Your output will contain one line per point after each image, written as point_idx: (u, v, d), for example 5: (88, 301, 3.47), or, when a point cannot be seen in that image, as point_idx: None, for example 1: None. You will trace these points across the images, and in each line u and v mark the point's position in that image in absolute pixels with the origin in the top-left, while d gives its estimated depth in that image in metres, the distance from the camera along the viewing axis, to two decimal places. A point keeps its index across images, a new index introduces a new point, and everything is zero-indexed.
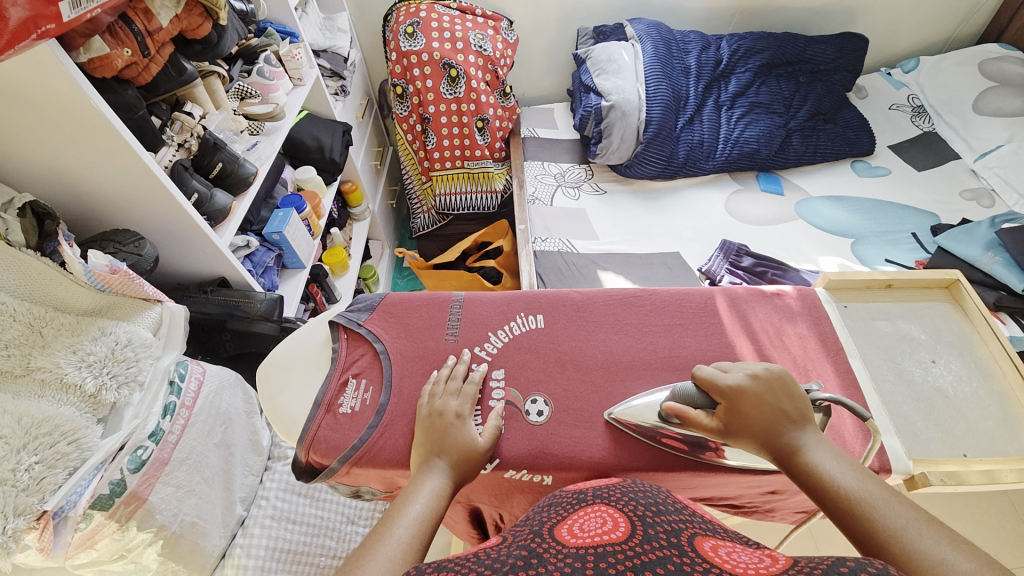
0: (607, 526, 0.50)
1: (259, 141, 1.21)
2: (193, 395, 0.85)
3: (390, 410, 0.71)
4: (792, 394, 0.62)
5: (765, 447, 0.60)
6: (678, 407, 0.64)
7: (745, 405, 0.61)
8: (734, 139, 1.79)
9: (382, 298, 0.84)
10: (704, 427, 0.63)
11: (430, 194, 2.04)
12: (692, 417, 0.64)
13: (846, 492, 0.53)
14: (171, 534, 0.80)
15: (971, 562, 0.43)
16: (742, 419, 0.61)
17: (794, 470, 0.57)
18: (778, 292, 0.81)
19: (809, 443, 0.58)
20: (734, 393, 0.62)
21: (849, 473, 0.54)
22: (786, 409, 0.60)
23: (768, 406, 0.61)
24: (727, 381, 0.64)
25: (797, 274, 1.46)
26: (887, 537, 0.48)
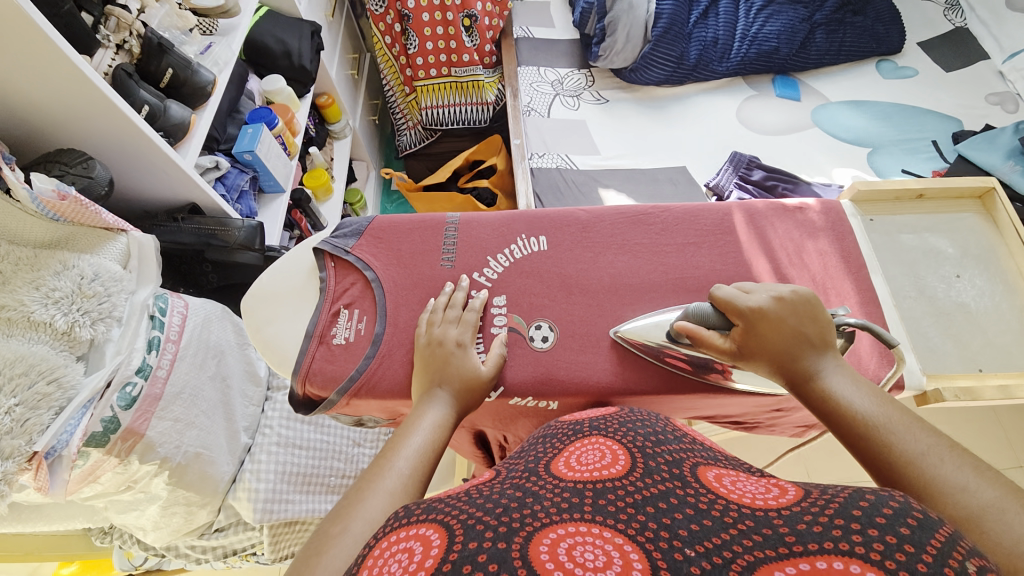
0: (606, 459, 0.48)
1: (213, 43, 1.04)
2: (177, 329, 0.81)
3: (386, 340, 0.67)
4: (816, 317, 0.58)
5: (780, 370, 0.57)
6: (690, 329, 0.61)
7: (764, 327, 0.58)
8: (752, 36, 1.60)
9: (371, 222, 0.77)
10: (717, 348, 0.60)
11: (415, 107, 1.88)
12: (706, 339, 0.61)
13: (863, 417, 0.50)
14: (176, 465, 0.79)
15: (994, 490, 0.41)
16: (758, 341, 0.58)
17: (807, 394, 0.55)
18: (800, 207, 0.75)
19: (827, 368, 0.55)
20: (754, 314, 0.58)
21: (868, 399, 0.51)
22: (807, 333, 0.57)
23: (788, 329, 0.57)
24: (747, 302, 0.60)
25: (809, 188, 1.38)
26: (904, 462, 0.46)
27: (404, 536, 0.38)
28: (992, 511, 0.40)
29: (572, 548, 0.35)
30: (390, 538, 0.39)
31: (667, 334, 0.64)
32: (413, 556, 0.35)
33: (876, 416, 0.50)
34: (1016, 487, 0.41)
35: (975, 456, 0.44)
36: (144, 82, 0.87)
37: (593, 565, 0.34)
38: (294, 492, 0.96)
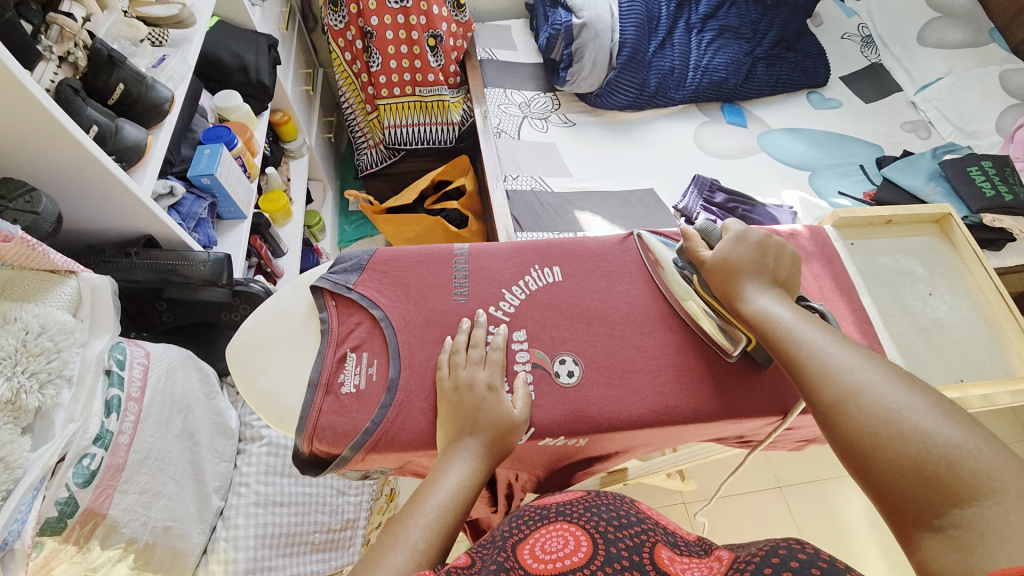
0: (568, 548, 0.55)
1: (167, 55, 0.93)
2: (139, 385, 0.70)
3: (403, 386, 0.62)
4: (783, 262, 0.66)
5: (729, 280, 0.64)
6: (687, 234, 0.69)
7: (741, 245, 0.65)
8: (704, 67, 1.72)
9: (372, 255, 0.71)
10: (695, 254, 0.68)
11: (377, 126, 1.81)
12: (693, 247, 0.68)
13: (785, 326, 0.58)
14: (143, 545, 0.69)
15: (874, 372, 0.52)
16: (730, 253, 0.65)
17: (740, 309, 0.62)
18: (791, 233, 0.80)
19: (770, 291, 0.63)
20: (739, 233, 0.66)
21: (792, 312, 0.60)
22: (771, 266, 0.65)
23: (756, 258, 0.65)
24: (743, 228, 0.67)
25: (765, 209, 1.48)
26: (808, 356, 0.55)
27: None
28: (870, 389, 0.50)
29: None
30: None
31: (675, 258, 0.72)
32: None
33: (795, 323, 0.58)
34: (895, 369, 0.51)
35: (863, 349, 0.55)
36: (92, 99, 0.76)
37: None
38: (277, 557, 0.86)
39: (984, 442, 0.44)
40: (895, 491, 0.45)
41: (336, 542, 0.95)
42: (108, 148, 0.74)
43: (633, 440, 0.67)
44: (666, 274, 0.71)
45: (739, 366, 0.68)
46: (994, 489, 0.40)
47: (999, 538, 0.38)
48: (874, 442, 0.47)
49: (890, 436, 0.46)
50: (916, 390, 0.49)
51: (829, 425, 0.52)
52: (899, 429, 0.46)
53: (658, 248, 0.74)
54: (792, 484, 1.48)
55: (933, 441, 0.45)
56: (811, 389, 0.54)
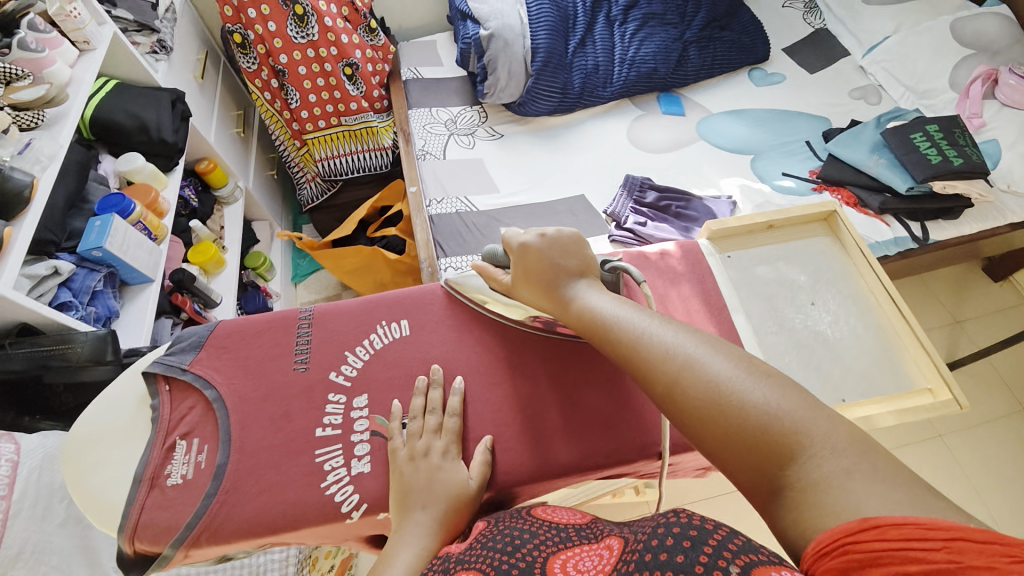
0: None
1: (35, 138, 0.92)
2: (6, 482, 0.71)
3: (231, 472, 0.60)
4: (574, 250, 0.63)
5: (539, 291, 0.61)
6: (480, 267, 0.68)
7: (528, 256, 0.62)
8: (630, 59, 1.65)
9: (212, 329, 0.70)
10: (499, 282, 0.66)
11: (310, 159, 1.80)
12: (492, 276, 0.67)
13: (607, 319, 0.56)
14: None
15: (687, 342, 0.50)
16: (523, 268, 0.62)
17: (566, 315, 0.59)
18: (661, 254, 0.75)
19: (580, 287, 0.60)
20: (520, 247, 0.63)
21: (608, 300, 0.57)
22: (564, 262, 0.61)
23: (548, 260, 0.61)
24: (518, 240, 0.64)
25: (700, 203, 1.42)
26: (633, 343, 0.52)
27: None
28: (688, 367, 0.48)
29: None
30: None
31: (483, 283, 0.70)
32: None
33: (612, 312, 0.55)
34: (702, 334, 0.50)
35: (673, 319, 0.53)
36: None
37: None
38: None
39: (785, 387, 0.44)
40: (736, 469, 0.43)
41: None
42: None
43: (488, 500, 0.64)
44: (479, 297, 0.69)
45: (592, 409, 0.65)
46: (807, 441, 0.40)
47: (826, 494, 0.38)
48: (705, 421, 0.45)
49: (715, 413, 0.44)
50: (723, 353, 0.47)
51: (667, 412, 0.49)
52: (723, 402, 0.44)
53: (464, 281, 0.71)
54: None
55: (752, 407, 0.43)
56: (643, 378, 0.51)
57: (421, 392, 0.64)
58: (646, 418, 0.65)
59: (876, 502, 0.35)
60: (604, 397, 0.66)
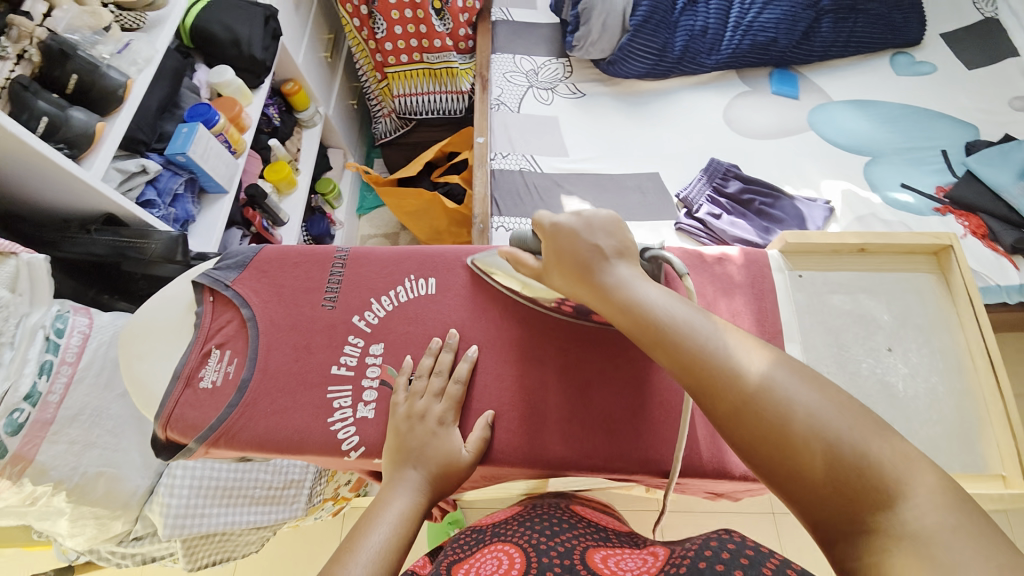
0: (503, 566, 0.51)
1: (133, 40, 0.98)
2: (75, 350, 0.81)
3: (253, 388, 0.64)
4: (613, 232, 0.55)
5: (579, 278, 0.53)
6: (508, 252, 0.61)
7: (563, 238, 0.54)
8: (747, 25, 1.44)
9: (257, 253, 0.73)
10: (530, 268, 0.59)
11: (388, 94, 1.81)
12: (521, 261, 0.60)
13: (663, 319, 0.47)
14: (74, 485, 0.80)
15: (755, 355, 0.43)
16: (557, 251, 0.54)
17: (609, 308, 0.51)
18: (721, 258, 0.67)
19: (625, 275, 0.52)
20: (552, 227, 0.55)
21: (661, 296, 0.49)
22: (605, 246, 0.53)
23: (586, 242, 0.53)
24: (551, 219, 0.56)
25: (790, 203, 1.26)
26: (695, 352, 0.44)
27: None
28: (767, 391, 0.40)
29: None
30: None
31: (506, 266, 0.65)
32: None
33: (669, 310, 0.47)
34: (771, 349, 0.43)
35: (734, 327, 0.46)
36: (48, 91, 0.83)
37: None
38: (215, 505, 0.97)
39: (866, 417, 0.38)
40: (817, 514, 0.37)
41: (279, 498, 1.05)
42: (57, 139, 0.81)
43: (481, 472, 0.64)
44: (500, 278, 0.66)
45: (603, 407, 0.62)
46: (899, 486, 0.35)
47: (927, 552, 0.32)
48: (785, 455, 0.38)
49: (797, 445, 0.38)
50: (798, 374, 0.40)
51: (734, 440, 0.41)
52: (807, 436, 0.38)
53: (489, 263, 0.67)
54: (788, 512, 1.27)
55: (835, 443, 0.37)
56: (707, 396, 0.43)
57: (432, 353, 0.63)
58: (659, 431, 0.61)
59: (977, 564, 0.30)
60: (618, 397, 0.62)
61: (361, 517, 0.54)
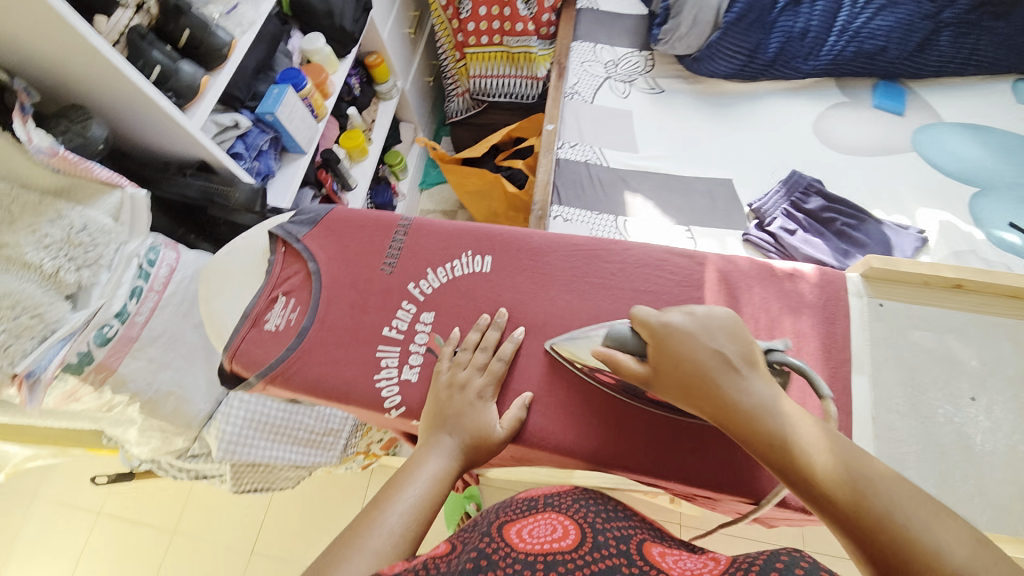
0: (556, 533, 0.47)
1: (240, 3, 1.04)
2: (163, 280, 0.89)
3: (310, 336, 0.68)
4: (731, 334, 0.52)
5: (701, 391, 0.50)
6: (606, 352, 0.55)
7: (678, 346, 0.51)
8: (854, 31, 1.31)
9: (328, 211, 0.77)
10: (634, 374, 0.54)
11: (465, 74, 1.83)
12: (620, 364, 0.54)
13: (803, 448, 0.46)
14: (148, 399, 0.90)
15: (900, 492, 0.43)
16: (674, 361, 0.51)
17: (742, 431, 0.48)
18: (792, 274, 0.63)
19: (755, 389, 0.49)
20: (666, 332, 0.52)
21: (793, 419, 0.48)
22: (729, 354, 0.50)
23: (710, 349, 0.51)
24: (662, 320, 0.53)
25: (875, 228, 1.16)
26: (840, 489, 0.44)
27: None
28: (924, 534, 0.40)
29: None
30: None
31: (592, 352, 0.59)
32: None
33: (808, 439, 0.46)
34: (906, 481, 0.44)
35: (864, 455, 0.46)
36: (162, 43, 0.91)
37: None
38: (262, 439, 1.04)
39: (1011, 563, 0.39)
40: None
41: (318, 443, 1.13)
42: (167, 87, 0.89)
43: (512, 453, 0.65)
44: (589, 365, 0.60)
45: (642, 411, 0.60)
46: None
47: None
48: None
49: None
50: (938, 511, 0.42)
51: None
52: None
53: (572, 347, 0.61)
54: (820, 552, 1.20)
55: None
56: (859, 533, 0.43)
57: (479, 329, 0.65)
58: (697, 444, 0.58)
59: None
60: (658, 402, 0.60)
61: (394, 474, 0.56)
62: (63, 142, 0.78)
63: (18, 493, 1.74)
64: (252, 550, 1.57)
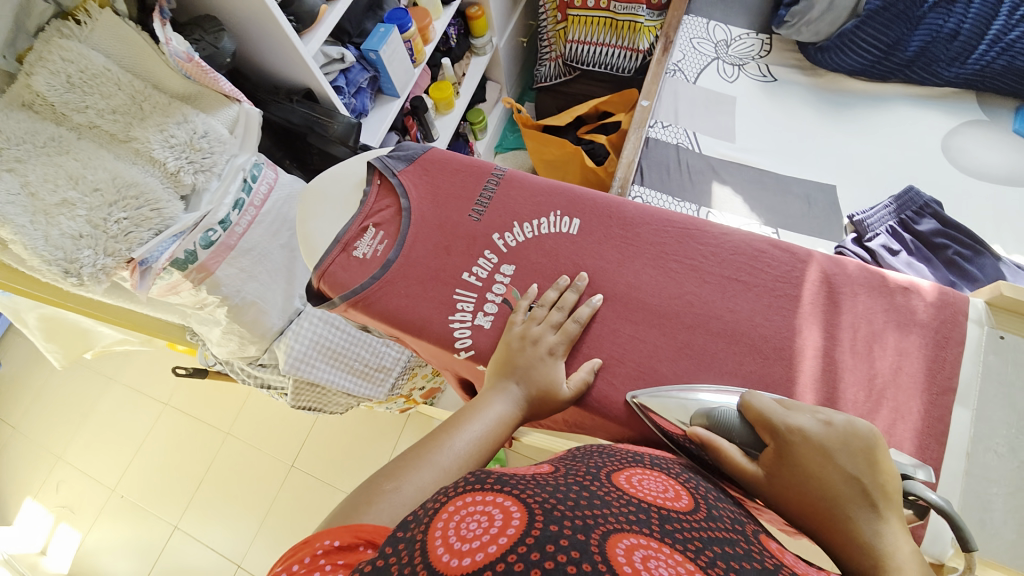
0: (669, 492, 0.46)
1: None
2: (261, 198, 0.95)
3: (395, 269, 0.71)
4: (870, 459, 0.46)
5: (813, 509, 0.46)
6: (707, 437, 0.51)
7: (800, 455, 0.47)
8: (1009, 41, 1.13)
9: (425, 152, 0.78)
10: (739, 467, 0.49)
11: (562, 38, 1.78)
12: (723, 453, 0.50)
13: None
14: (235, 304, 0.96)
15: None
16: (790, 471, 0.47)
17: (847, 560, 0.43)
18: (906, 288, 0.58)
19: (879, 528, 0.43)
20: (789, 437, 0.47)
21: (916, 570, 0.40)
22: (854, 480, 0.45)
23: (837, 473, 0.45)
24: (787, 421, 0.48)
25: (993, 263, 1.02)
26: None
27: (473, 504, 0.39)
28: None
29: (644, 559, 0.35)
30: (454, 505, 0.40)
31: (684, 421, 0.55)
32: (492, 523, 0.37)
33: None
34: None
35: None
36: None
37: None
38: (323, 361, 1.12)
39: None
40: None
41: (370, 377, 1.19)
42: (291, 11, 0.92)
43: (571, 417, 0.65)
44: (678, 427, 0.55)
45: None
46: None
47: None
48: None
49: None
50: None
51: None
52: None
53: (661, 410, 0.56)
54: None
55: None
56: None
57: (558, 288, 0.65)
58: None
59: None
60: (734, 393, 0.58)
61: (461, 408, 0.59)
62: (197, 50, 0.84)
63: (102, 372, 1.95)
64: (293, 463, 1.71)
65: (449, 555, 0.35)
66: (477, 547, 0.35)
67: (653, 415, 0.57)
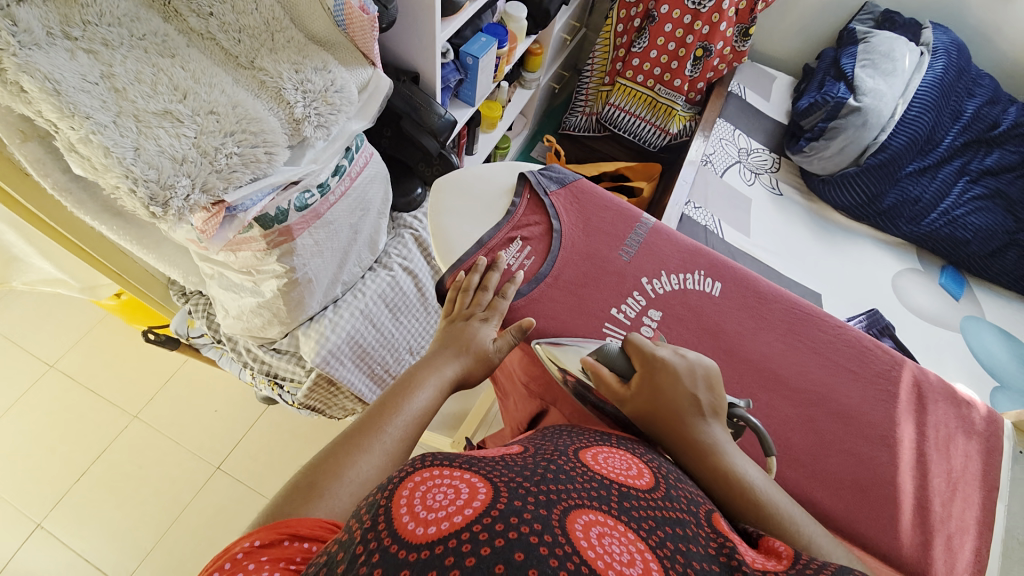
0: (633, 471, 0.45)
1: None
2: (357, 170, 0.87)
3: (543, 286, 0.69)
4: (710, 385, 0.57)
5: (672, 427, 0.54)
6: (592, 364, 0.58)
7: (662, 378, 0.56)
8: (953, 216, 1.49)
9: (575, 180, 0.79)
10: (612, 387, 0.57)
11: (603, 98, 1.90)
12: (603, 377, 0.58)
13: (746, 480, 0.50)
14: (294, 279, 0.83)
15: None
16: (654, 390, 0.55)
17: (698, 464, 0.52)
18: (968, 402, 0.73)
19: (714, 435, 0.53)
20: (659, 363, 0.56)
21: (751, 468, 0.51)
22: (698, 398, 0.55)
23: (687, 389, 0.55)
24: (655, 352, 0.58)
25: None
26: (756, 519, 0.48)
27: (439, 477, 0.37)
28: None
29: (600, 537, 0.34)
30: (422, 476, 0.37)
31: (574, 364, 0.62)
32: (455, 497, 0.35)
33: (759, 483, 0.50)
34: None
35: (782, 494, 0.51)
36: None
37: (619, 560, 0.33)
38: (351, 360, 0.99)
39: None
40: None
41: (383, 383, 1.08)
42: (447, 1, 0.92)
43: None
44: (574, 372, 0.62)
45: (835, 474, 0.65)
46: None
47: None
48: None
49: None
50: None
51: None
52: None
53: (563, 357, 0.63)
54: None
55: None
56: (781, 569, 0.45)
57: (479, 270, 0.68)
58: (876, 517, 0.63)
59: None
60: (849, 468, 0.65)
61: (395, 383, 0.59)
62: None
63: None
64: (219, 466, 1.42)
65: (414, 522, 0.33)
66: (441, 517, 0.34)
67: (555, 362, 0.63)
